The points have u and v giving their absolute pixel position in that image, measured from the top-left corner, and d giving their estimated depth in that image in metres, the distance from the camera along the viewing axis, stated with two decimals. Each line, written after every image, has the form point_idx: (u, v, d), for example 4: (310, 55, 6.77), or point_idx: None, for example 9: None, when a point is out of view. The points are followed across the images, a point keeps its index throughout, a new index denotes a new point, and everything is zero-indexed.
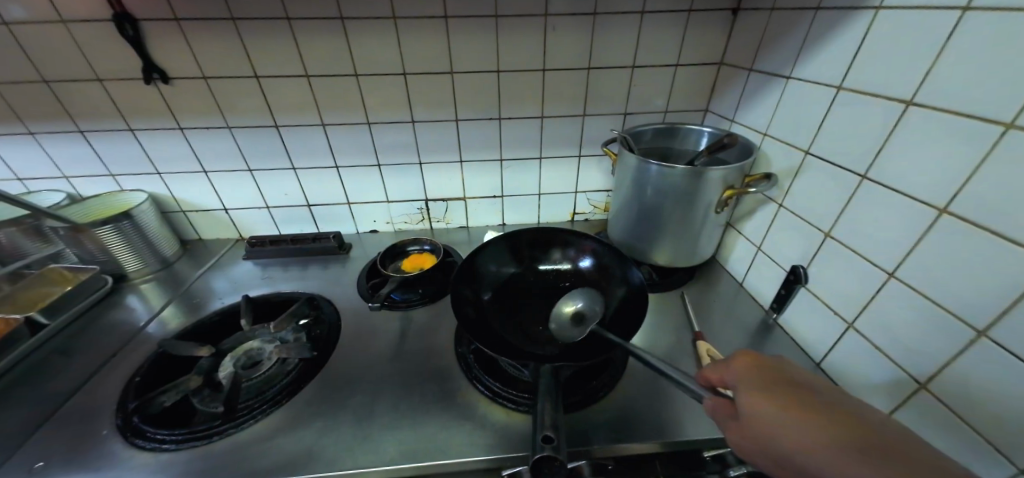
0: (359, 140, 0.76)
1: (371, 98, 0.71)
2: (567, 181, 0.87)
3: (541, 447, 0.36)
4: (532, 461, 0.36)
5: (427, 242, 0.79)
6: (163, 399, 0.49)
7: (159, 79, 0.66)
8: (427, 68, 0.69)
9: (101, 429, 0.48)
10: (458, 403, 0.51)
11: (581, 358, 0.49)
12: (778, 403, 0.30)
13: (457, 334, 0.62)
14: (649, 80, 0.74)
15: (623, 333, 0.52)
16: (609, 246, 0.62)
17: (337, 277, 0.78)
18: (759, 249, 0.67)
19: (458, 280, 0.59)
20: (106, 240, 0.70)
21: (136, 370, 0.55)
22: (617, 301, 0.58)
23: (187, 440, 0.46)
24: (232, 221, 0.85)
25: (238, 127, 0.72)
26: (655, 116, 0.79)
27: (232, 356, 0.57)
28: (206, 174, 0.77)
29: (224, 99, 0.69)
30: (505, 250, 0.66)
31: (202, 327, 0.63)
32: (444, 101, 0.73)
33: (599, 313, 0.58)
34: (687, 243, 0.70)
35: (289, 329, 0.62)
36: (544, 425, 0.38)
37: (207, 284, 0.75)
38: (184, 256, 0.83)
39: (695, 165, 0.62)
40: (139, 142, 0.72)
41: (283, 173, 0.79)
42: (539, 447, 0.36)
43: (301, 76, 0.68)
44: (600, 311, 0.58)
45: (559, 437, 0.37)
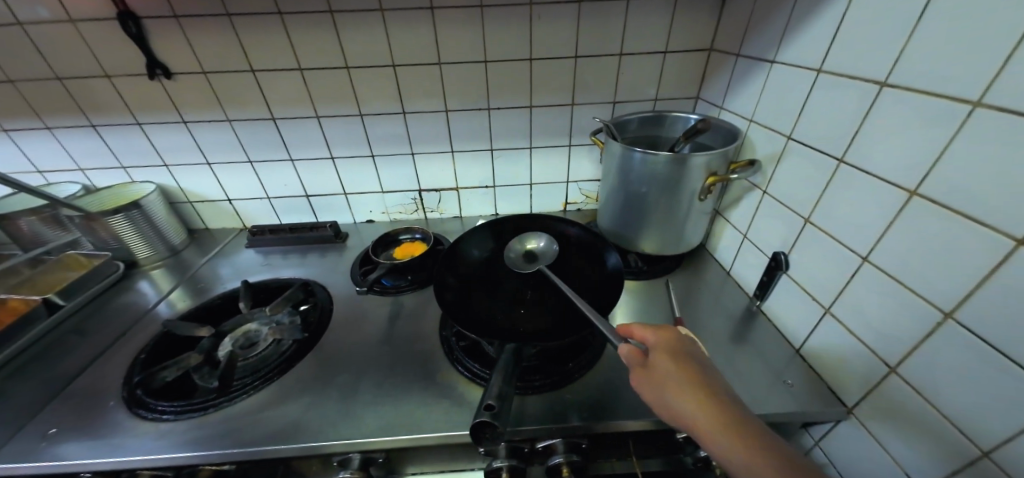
0: (353, 131, 0.78)
1: (362, 90, 0.73)
2: (558, 170, 0.87)
3: (481, 414, 0.38)
4: (474, 426, 0.38)
5: (418, 231, 0.80)
6: (164, 374, 0.53)
7: (162, 75, 0.69)
8: (417, 59, 0.71)
9: (109, 401, 0.52)
10: (438, 383, 0.53)
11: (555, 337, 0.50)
12: (686, 388, 0.34)
13: (441, 319, 0.64)
14: (638, 67, 0.74)
15: (597, 316, 0.53)
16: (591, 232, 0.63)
17: (333, 265, 0.81)
18: (745, 236, 0.67)
19: (439, 265, 0.60)
20: (118, 229, 0.74)
21: (142, 348, 0.59)
22: (596, 283, 0.59)
23: (185, 412, 0.49)
24: (236, 212, 0.89)
25: (238, 120, 0.75)
26: (644, 105, 0.79)
27: (231, 336, 0.61)
28: (209, 166, 0.81)
29: (223, 92, 0.72)
30: (490, 238, 0.68)
31: (205, 309, 0.66)
32: (435, 92, 0.74)
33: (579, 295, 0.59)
34: (673, 230, 0.70)
35: (285, 312, 0.65)
36: (491, 396, 0.40)
37: (212, 271, 0.79)
38: (192, 244, 0.87)
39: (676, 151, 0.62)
40: (146, 135, 0.76)
41: (281, 164, 0.82)
42: (480, 413, 0.38)
43: (295, 69, 0.70)
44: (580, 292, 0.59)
45: (504, 408, 0.39)
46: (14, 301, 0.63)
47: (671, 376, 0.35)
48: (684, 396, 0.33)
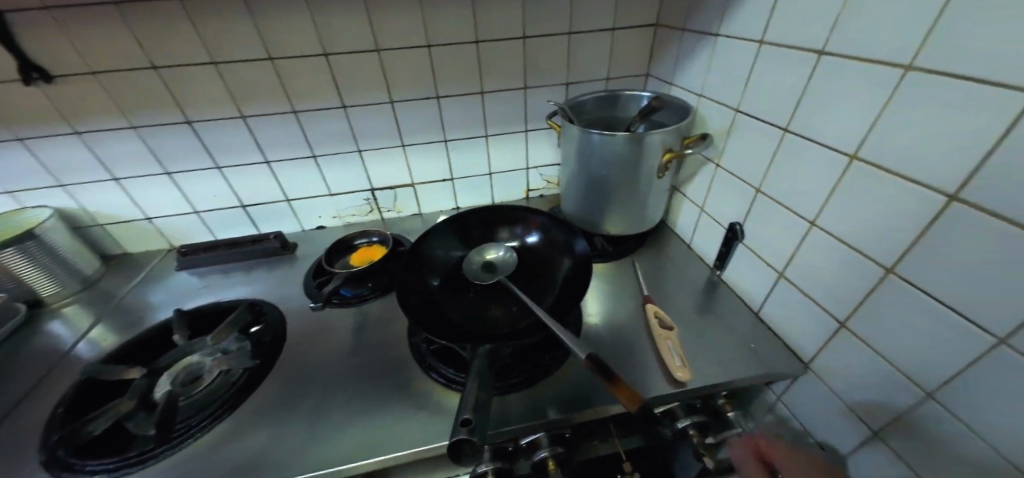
0: (289, 131, 0.71)
1: (294, 84, 0.66)
2: (517, 157, 0.84)
3: (458, 431, 0.36)
4: (452, 444, 0.36)
5: (376, 234, 0.75)
6: (91, 428, 0.46)
7: (40, 79, 0.58)
8: (352, 47, 0.64)
9: (24, 467, 0.44)
10: (412, 394, 0.51)
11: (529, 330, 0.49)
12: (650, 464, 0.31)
13: (410, 325, 0.60)
14: (588, 47, 0.72)
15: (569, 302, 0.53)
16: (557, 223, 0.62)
17: (283, 280, 0.74)
18: (702, 210, 0.68)
19: (399, 268, 0.57)
20: (10, 264, 0.63)
21: (59, 401, 0.50)
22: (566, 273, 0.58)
23: (122, 468, 0.43)
24: (160, 231, 0.78)
25: (146, 126, 0.65)
26: (597, 85, 0.78)
27: (168, 373, 0.54)
28: (118, 181, 0.70)
29: (123, 95, 0.61)
30: (454, 234, 0.65)
31: (134, 345, 0.58)
32: (376, 82, 0.69)
33: (549, 287, 0.57)
34: (634, 210, 0.70)
35: (232, 338, 0.59)
36: (466, 409, 0.38)
37: (138, 301, 0.69)
38: (110, 273, 0.76)
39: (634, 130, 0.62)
40: (29, 151, 0.64)
41: (208, 173, 0.73)
42: (458, 430, 0.36)
43: (208, 64, 0.61)
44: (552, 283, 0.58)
45: (480, 420, 0.37)
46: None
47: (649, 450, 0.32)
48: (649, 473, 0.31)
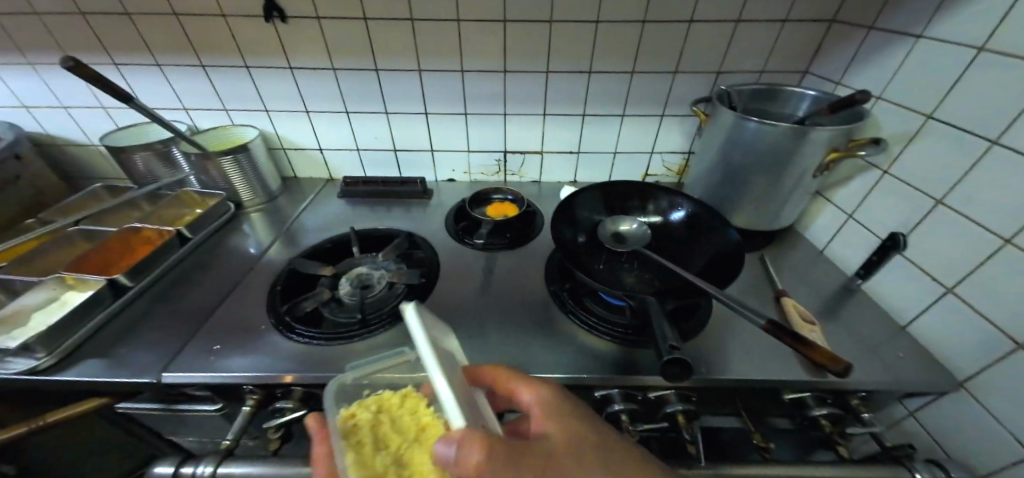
0: (452, 88, 0.79)
1: (469, 45, 0.73)
2: (646, 140, 0.86)
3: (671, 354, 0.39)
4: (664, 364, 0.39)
5: (510, 192, 0.82)
6: (305, 305, 0.58)
7: (277, 18, 0.69)
8: (528, 15, 0.69)
9: (261, 325, 0.57)
10: (556, 333, 0.57)
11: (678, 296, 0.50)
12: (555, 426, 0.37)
13: (549, 274, 0.66)
14: (752, 37, 0.72)
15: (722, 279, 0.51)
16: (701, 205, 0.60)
17: (424, 220, 0.83)
18: (850, 216, 0.67)
19: (560, 217, 0.65)
20: (226, 169, 0.77)
21: (275, 281, 0.63)
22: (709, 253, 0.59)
23: (332, 340, 0.54)
24: (325, 162, 0.91)
25: (343, 69, 0.76)
26: (749, 77, 0.77)
27: (347, 278, 0.65)
28: (307, 114, 0.82)
29: (333, 39, 0.72)
30: (599, 199, 0.69)
31: (321, 251, 0.71)
32: (540, 51, 0.73)
33: (695, 258, 0.59)
34: (771, 207, 0.71)
35: (392, 260, 0.69)
36: (669, 339, 0.41)
37: (311, 218, 0.82)
38: (285, 191, 0.90)
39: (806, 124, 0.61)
40: (252, 79, 0.77)
41: (376, 117, 0.83)
42: (670, 353, 0.39)
43: (406, 19, 0.69)
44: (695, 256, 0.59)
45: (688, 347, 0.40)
46: (147, 230, 0.66)
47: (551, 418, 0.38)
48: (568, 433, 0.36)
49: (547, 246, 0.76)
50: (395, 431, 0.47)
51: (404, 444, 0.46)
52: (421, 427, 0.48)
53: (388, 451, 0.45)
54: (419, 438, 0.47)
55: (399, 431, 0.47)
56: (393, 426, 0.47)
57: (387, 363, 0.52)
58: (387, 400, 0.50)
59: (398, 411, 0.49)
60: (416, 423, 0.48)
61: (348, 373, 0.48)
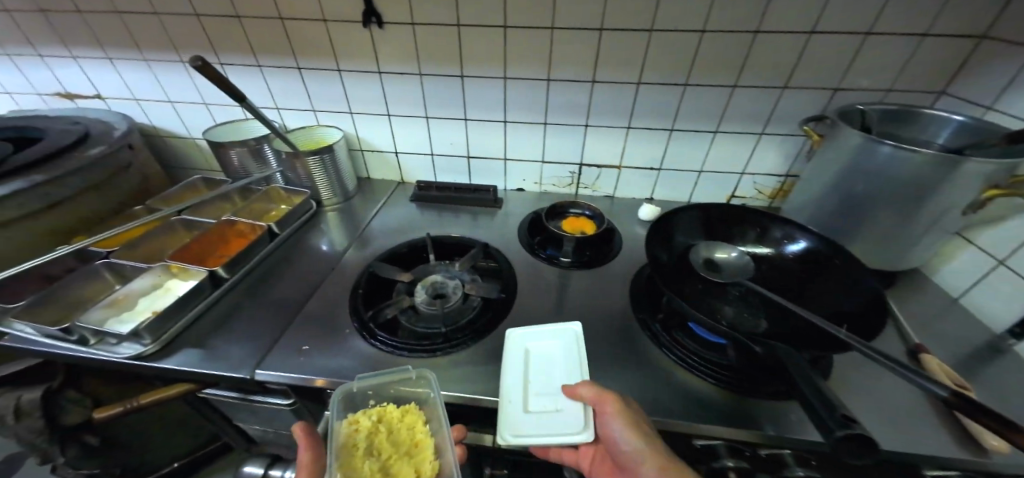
0: (535, 96, 0.76)
1: (560, 53, 0.70)
2: (738, 160, 0.79)
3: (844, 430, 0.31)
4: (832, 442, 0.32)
5: (588, 208, 0.78)
6: (388, 312, 0.57)
7: (374, 23, 0.70)
8: (628, 23, 0.65)
9: (345, 329, 0.56)
10: (649, 369, 0.53)
11: (810, 344, 0.44)
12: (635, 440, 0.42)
13: (636, 302, 0.62)
14: (881, 52, 0.63)
15: (858, 329, 0.45)
16: (825, 242, 0.54)
17: (495, 230, 0.81)
18: (1001, 263, 0.57)
19: (655, 235, 0.60)
20: (312, 169, 0.79)
21: (357, 284, 0.63)
22: (834, 296, 0.50)
23: (416, 351, 0.53)
24: (398, 165, 0.92)
25: (429, 75, 0.76)
26: (869, 96, 0.68)
27: (422, 285, 0.64)
28: (389, 117, 0.83)
29: (424, 45, 0.72)
30: (698, 224, 0.64)
31: (397, 256, 0.70)
32: (634, 61, 0.69)
33: (816, 300, 0.51)
34: (893, 245, 0.62)
35: (467, 270, 0.68)
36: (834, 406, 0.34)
37: (384, 220, 0.83)
38: (359, 192, 0.91)
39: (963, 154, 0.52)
40: (342, 82, 0.79)
41: (455, 123, 0.82)
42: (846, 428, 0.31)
43: (499, 26, 0.68)
44: (818, 297, 0.51)
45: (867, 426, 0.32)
46: (241, 224, 0.69)
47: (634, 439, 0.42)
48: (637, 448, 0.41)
49: (626, 267, 0.71)
50: (391, 443, 0.46)
51: (395, 458, 0.44)
52: (411, 442, 0.47)
53: (379, 460, 0.44)
54: (411, 454, 0.45)
55: (394, 445, 0.46)
56: (389, 439, 0.47)
57: (383, 381, 0.49)
58: (387, 412, 0.49)
59: (396, 422, 0.48)
60: (411, 437, 0.47)
61: (354, 382, 0.48)
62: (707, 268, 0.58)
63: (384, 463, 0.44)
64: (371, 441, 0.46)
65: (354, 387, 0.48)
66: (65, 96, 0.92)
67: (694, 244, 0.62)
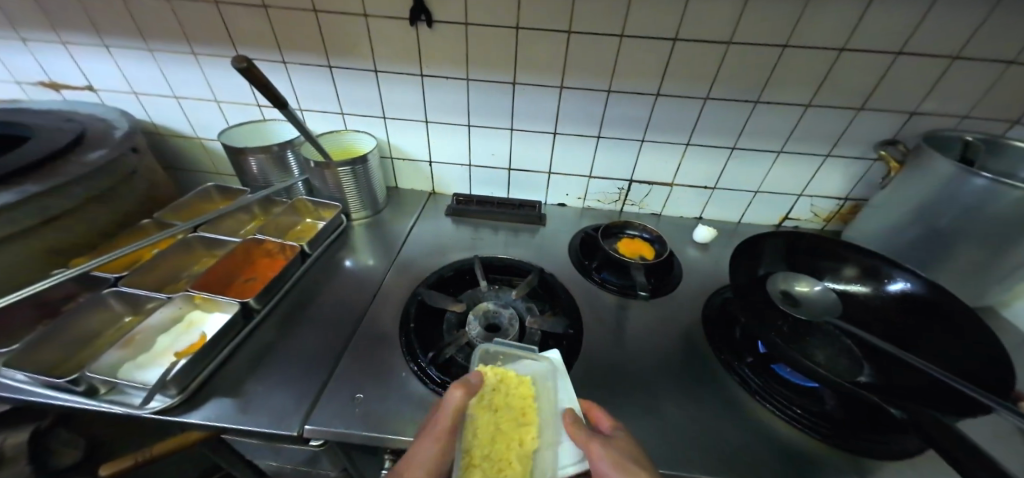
0: (592, 108, 0.70)
1: (625, 63, 0.64)
2: (798, 182, 0.75)
3: None
4: None
5: (645, 230, 0.73)
6: (447, 352, 0.51)
7: (422, 22, 0.63)
8: (705, 34, 0.60)
9: (400, 371, 0.50)
10: (742, 418, 0.48)
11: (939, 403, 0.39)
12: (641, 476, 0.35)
13: (714, 339, 0.57)
14: (967, 77, 0.59)
15: (980, 384, 0.40)
16: (931, 286, 0.50)
17: (541, 250, 0.75)
18: None
19: (739, 256, 0.58)
20: (343, 180, 0.71)
21: (406, 315, 0.56)
22: (950, 344, 0.46)
23: None
24: (432, 176, 0.84)
25: (477, 80, 0.69)
26: (945, 122, 0.64)
27: (474, 315, 0.57)
28: (426, 124, 0.76)
29: (475, 48, 0.65)
30: (780, 257, 0.60)
31: (444, 281, 0.64)
32: (705, 75, 0.64)
33: (929, 348, 0.47)
34: (978, 285, 0.58)
35: (522, 299, 0.62)
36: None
37: (421, 237, 0.76)
38: (389, 204, 0.84)
39: None
40: (378, 85, 0.71)
41: (499, 133, 0.76)
42: None
43: (562, 31, 0.62)
44: (929, 344, 0.47)
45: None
46: (269, 242, 0.61)
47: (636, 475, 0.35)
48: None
49: (689, 295, 0.67)
50: (505, 405, 0.44)
51: (504, 419, 0.43)
52: (521, 409, 0.44)
53: (491, 417, 0.43)
54: (520, 421, 0.43)
55: (507, 407, 0.44)
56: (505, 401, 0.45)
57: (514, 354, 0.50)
58: (506, 374, 0.46)
59: (513, 386, 0.46)
60: (522, 406, 0.45)
61: (491, 343, 0.50)
62: (787, 300, 0.53)
63: (493, 422, 0.43)
64: (489, 396, 0.44)
65: (490, 350, 0.50)
66: (49, 87, 0.81)
67: (771, 274, 0.57)
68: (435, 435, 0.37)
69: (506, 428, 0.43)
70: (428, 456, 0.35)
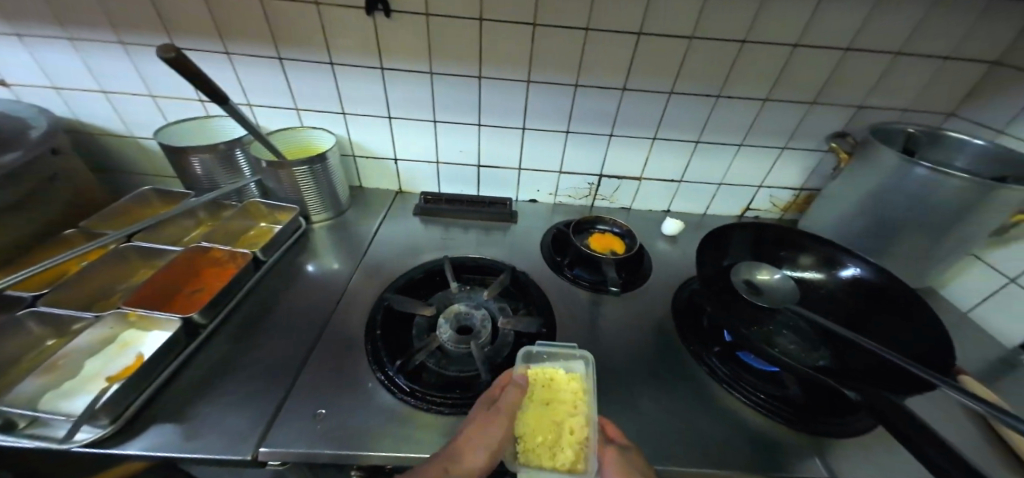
0: (560, 103, 0.69)
1: (592, 56, 0.63)
2: (758, 174, 0.78)
3: None
4: None
5: (616, 225, 0.73)
6: (417, 359, 0.48)
7: (380, 11, 0.59)
8: (669, 29, 0.60)
9: (367, 382, 0.47)
10: (714, 407, 0.49)
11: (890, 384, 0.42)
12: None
13: (684, 331, 0.58)
14: (907, 73, 0.63)
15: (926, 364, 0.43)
16: (883, 273, 0.53)
17: (514, 247, 0.74)
18: (1013, 281, 0.61)
19: (706, 249, 0.59)
20: (299, 180, 0.66)
21: (372, 322, 0.53)
22: (899, 326, 0.49)
23: (460, 406, 0.45)
24: (398, 174, 0.81)
25: (441, 74, 0.66)
26: (888, 116, 0.68)
27: (445, 318, 0.55)
28: (389, 120, 0.72)
29: (438, 40, 0.62)
30: (744, 248, 0.62)
31: (412, 284, 0.61)
32: (669, 70, 0.64)
33: (879, 330, 0.50)
34: (918, 268, 0.62)
35: (494, 299, 0.60)
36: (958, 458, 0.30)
37: (387, 238, 0.73)
38: (352, 204, 0.80)
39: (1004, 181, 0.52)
40: (335, 78, 0.67)
41: (467, 128, 0.73)
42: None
43: (528, 24, 0.60)
44: (881, 328, 0.50)
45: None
46: (216, 250, 0.57)
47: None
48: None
49: (659, 288, 0.68)
50: (553, 397, 0.43)
51: (553, 410, 0.42)
52: (568, 402, 0.43)
53: (539, 408, 0.42)
54: (568, 413, 0.42)
55: (556, 399, 0.43)
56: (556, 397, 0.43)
57: (558, 355, 0.50)
58: (553, 371, 0.46)
59: (560, 381, 0.45)
60: (569, 398, 0.43)
61: (536, 344, 0.50)
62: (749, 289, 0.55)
63: (543, 412, 0.41)
64: (535, 388, 0.44)
65: (534, 352, 0.49)
66: None
67: (734, 264, 0.59)
68: (489, 415, 0.38)
69: (555, 418, 0.41)
70: (481, 433, 0.37)
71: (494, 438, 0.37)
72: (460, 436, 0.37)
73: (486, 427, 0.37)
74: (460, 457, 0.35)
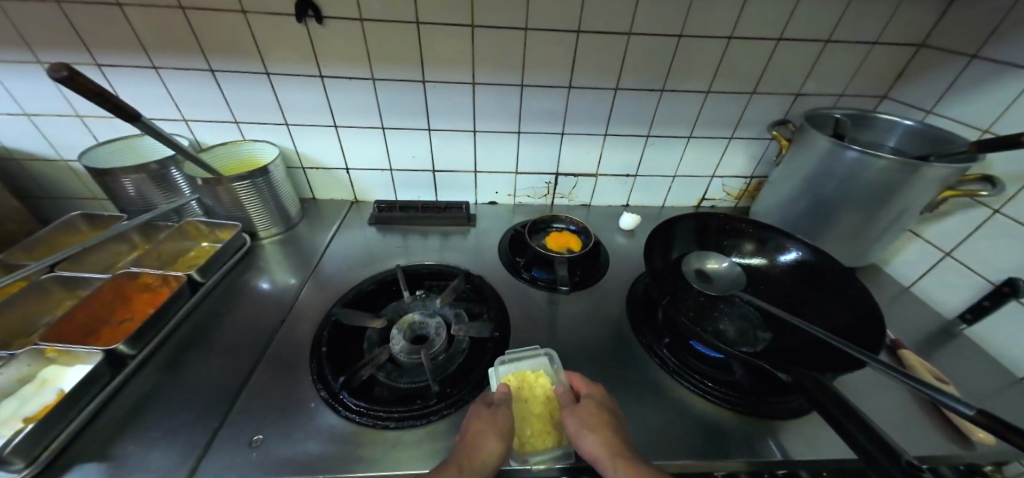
0: (507, 103, 0.69)
1: (534, 56, 0.63)
2: (710, 164, 0.79)
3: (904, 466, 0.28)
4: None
5: (571, 222, 0.73)
6: (362, 373, 0.47)
7: (312, 17, 0.58)
8: (607, 26, 0.60)
9: (310, 402, 0.45)
10: (666, 398, 0.50)
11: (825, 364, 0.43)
12: (595, 420, 0.40)
13: (638, 326, 0.58)
14: (839, 59, 0.65)
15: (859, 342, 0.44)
16: (819, 254, 0.55)
17: (472, 251, 0.73)
18: (947, 254, 0.64)
19: (655, 242, 0.59)
20: (241, 195, 0.63)
21: (318, 339, 0.52)
22: (838, 306, 0.50)
23: (406, 419, 0.43)
24: (351, 183, 0.79)
25: (383, 79, 0.65)
26: (825, 101, 0.70)
27: (397, 329, 0.54)
28: (336, 128, 0.71)
29: (376, 45, 0.61)
30: (691, 239, 0.62)
31: (363, 296, 0.60)
32: (612, 66, 0.65)
33: (821, 312, 0.51)
34: (859, 247, 0.64)
35: (448, 305, 0.59)
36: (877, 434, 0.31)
37: (340, 250, 0.71)
38: (304, 217, 0.78)
39: (930, 161, 0.53)
40: (273, 89, 0.65)
41: (416, 133, 0.72)
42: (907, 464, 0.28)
43: (466, 26, 0.60)
44: (821, 309, 0.52)
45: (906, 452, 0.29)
46: (146, 276, 0.54)
47: (588, 424, 0.39)
48: (593, 429, 0.39)
49: (617, 283, 0.68)
50: (531, 393, 0.45)
51: (534, 403, 0.44)
52: (547, 393, 0.46)
53: (522, 405, 0.44)
54: (546, 404, 0.45)
55: (535, 394, 0.45)
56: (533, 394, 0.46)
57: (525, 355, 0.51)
58: (524, 370, 0.48)
59: (531, 378, 0.47)
60: (545, 391, 0.46)
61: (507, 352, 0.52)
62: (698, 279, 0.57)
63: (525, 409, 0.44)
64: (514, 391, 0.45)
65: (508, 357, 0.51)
66: None
67: (683, 255, 0.61)
68: (492, 410, 0.40)
69: (539, 411, 0.44)
70: (489, 424, 0.39)
71: (503, 428, 0.39)
72: (466, 436, 0.38)
73: (493, 419, 0.40)
74: (473, 450, 0.36)
